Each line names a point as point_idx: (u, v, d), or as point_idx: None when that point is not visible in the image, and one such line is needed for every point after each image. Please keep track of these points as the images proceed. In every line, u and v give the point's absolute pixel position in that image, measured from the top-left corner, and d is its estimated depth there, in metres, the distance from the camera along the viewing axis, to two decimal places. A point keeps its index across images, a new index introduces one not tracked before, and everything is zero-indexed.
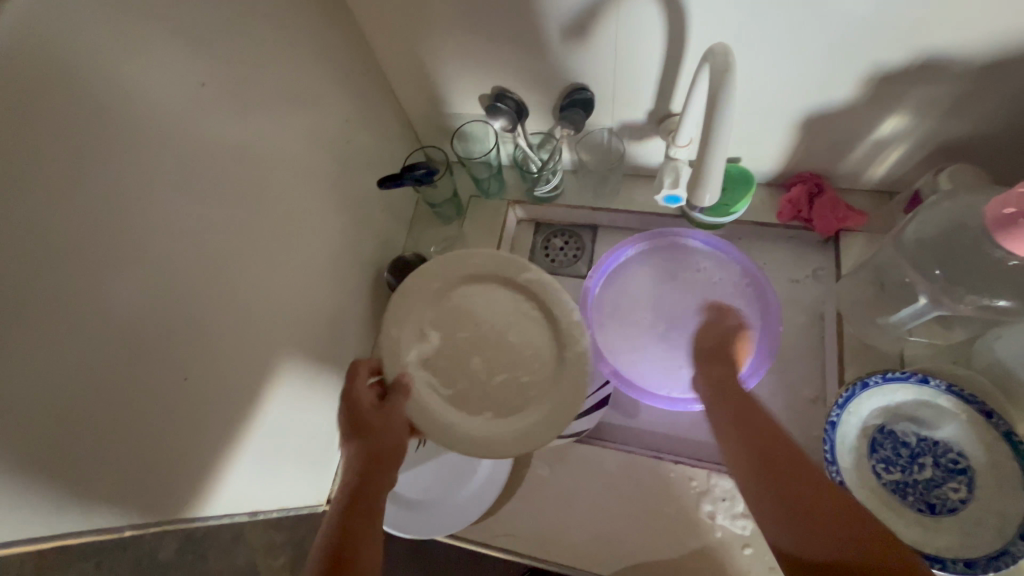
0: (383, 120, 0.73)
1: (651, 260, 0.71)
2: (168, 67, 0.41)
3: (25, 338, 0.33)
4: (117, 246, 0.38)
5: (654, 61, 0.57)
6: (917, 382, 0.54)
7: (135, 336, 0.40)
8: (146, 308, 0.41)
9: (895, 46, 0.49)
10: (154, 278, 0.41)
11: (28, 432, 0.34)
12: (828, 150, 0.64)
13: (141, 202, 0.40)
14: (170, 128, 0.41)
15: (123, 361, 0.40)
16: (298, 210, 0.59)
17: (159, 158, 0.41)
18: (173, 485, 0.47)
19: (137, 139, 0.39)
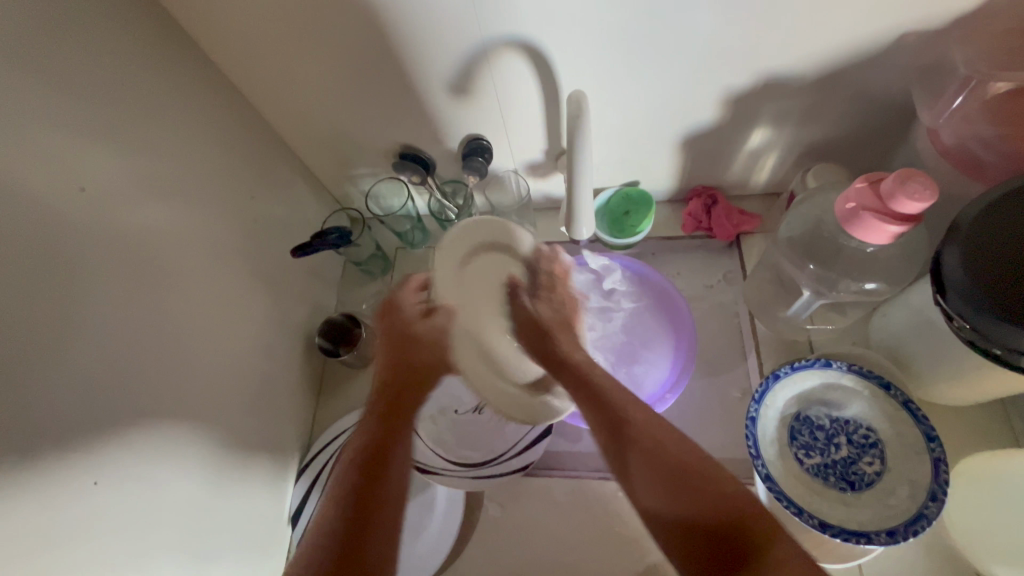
0: (294, 188, 0.75)
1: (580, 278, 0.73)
2: (45, 178, 0.42)
3: None
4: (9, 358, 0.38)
5: (536, 106, 0.61)
6: (822, 367, 0.58)
7: (36, 446, 0.40)
8: (49, 415, 0.41)
9: (738, 72, 0.55)
10: (45, 389, 0.40)
11: None
12: (711, 165, 0.70)
13: (33, 310, 0.40)
14: (56, 235, 0.42)
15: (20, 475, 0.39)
16: (213, 290, 0.59)
17: (45, 268, 0.41)
18: None
19: (21, 250, 0.39)
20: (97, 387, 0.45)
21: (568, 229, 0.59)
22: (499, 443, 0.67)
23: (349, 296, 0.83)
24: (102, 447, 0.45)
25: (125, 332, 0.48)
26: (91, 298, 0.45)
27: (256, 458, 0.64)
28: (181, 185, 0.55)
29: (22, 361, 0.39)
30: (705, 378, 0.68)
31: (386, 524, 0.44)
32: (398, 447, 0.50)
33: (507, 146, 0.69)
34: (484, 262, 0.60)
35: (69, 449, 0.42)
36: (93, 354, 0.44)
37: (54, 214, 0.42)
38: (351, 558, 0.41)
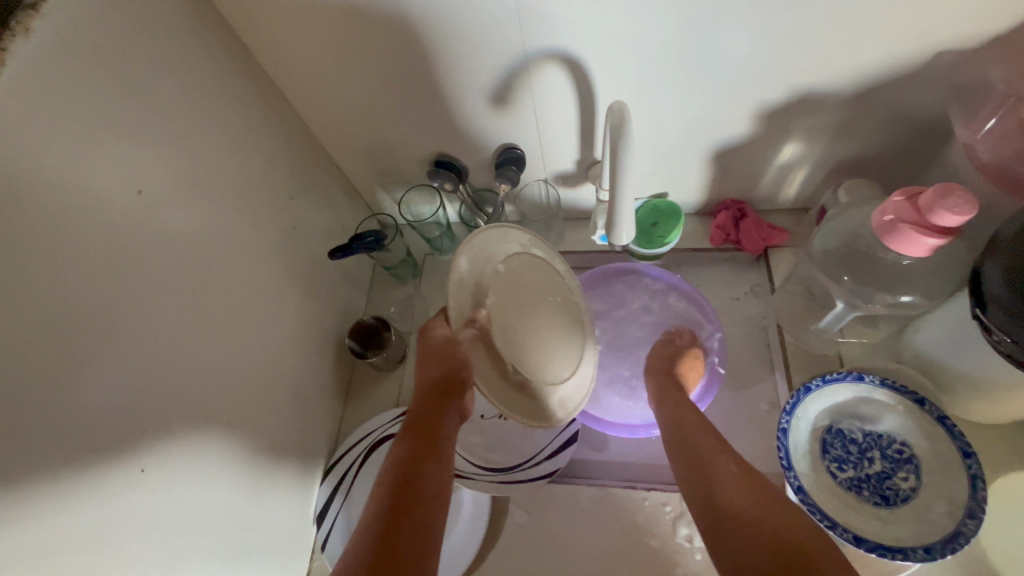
0: (330, 193, 0.77)
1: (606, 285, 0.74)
2: (106, 177, 0.44)
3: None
4: (66, 343, 0.40)
5: (572, 117, 0.63)
6: (854, 380, 0.58)
7: (85, 429, 0.41)
8: (98, 399, 0.42)
9: (770, 88, 0.56)
10: (95, 375, 0.42)
11: None
12: (741, 179, 0.71)
13: (90, 299, 0.42)
14: (114, 229, 0.44)
15: (69, 457, 0.40)
16: (253, 290, 0.61)
17: (104, 261, 0.43)
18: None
19: (82, 241, 0.41)
20: (142, 378, 0.46)
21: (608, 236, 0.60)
22: (525, 448, 0.68)
23: (379, 300, 0.84)
24: (145, 436, 0.47)
25: (170, 326, 0.50)
26: (142, 291, 0.47)
27: (285, 455, 0.65)
28: (228, 187, 0.58)
29: (75, 349, 0.41)
30: (734, 389, 0.68)
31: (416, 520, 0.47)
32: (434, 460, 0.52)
33: (540, 157, 0.70)
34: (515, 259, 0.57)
35: (113, 436, 0.44)
36: (141, 345, 0.46)
37: (113, 210, 0.44)
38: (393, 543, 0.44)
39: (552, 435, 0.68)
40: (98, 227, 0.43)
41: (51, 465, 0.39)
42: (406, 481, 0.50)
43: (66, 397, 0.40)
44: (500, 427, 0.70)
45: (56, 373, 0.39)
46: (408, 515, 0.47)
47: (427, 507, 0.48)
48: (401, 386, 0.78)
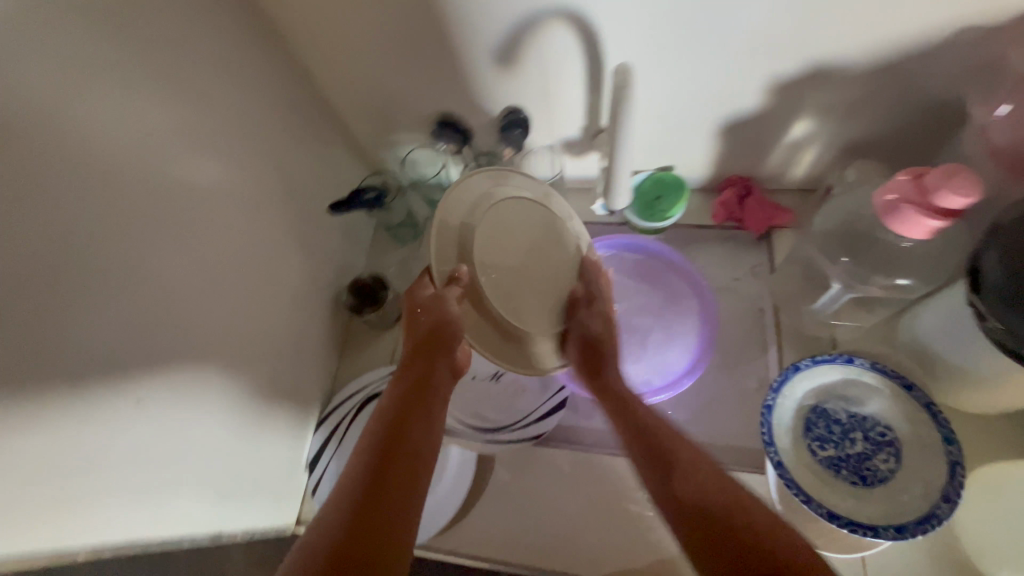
0: (333, 149, 0.76)
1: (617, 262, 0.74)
2: (110, 112, 0.44)
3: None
4: (67, 276, 0.40)
5: (578, 80, 0.61)
6: (844, 362, 0.58)
7: (85, 362, 0.42)
8: (94, 332, 0.43)
9: (787, 58, 0.54)
10: (96, 310, 0.43)
11: None
12: (748, 154, 0.70)
13: (93, 236, 0.42)
14: (119, 168, 0.44)
15: (66, 388, 0.41)
16: (253, 238, 0.61)
17: (103, 194, 0.43)
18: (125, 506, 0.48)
19: (84, 174, 0.41)
20: (139, 316, 0.47)
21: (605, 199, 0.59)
22: (511, 410, 0.69)
23: (377, 259, 0.85)
24: (144, 372, 0.48)
25: (170, 267, 0.50)
26: (144, 230, 0.47)
27: (279, 404, 0.67)
28: (230, 133, 0.57)
29: (75, 282, 0.41)
30: (724, 367, 0.68)
31: (401, 476, 0.45)
32: (424, 418, 0.51)
33: (546, 121, 0.69)
34: (507, 201, 0.54)
35: (107, 369, 0.44)
36: (141, 283, 0.47)
37: (115, 146, 0.44)
38: (383, 497, 0.43)
39: (538, 400, 0.69)
40: (103, 162, 0.43)
41: (50, 391, 0.40)
42: (390, 440, 0.48)
43: (67, 329, 0.40)
44: (488, 388, 0.71)
45: (55, 303, 0.39)
46: (388, 471, 0.45)
47: (411, 464, 0.46)
48: (396, 345, 0.79)
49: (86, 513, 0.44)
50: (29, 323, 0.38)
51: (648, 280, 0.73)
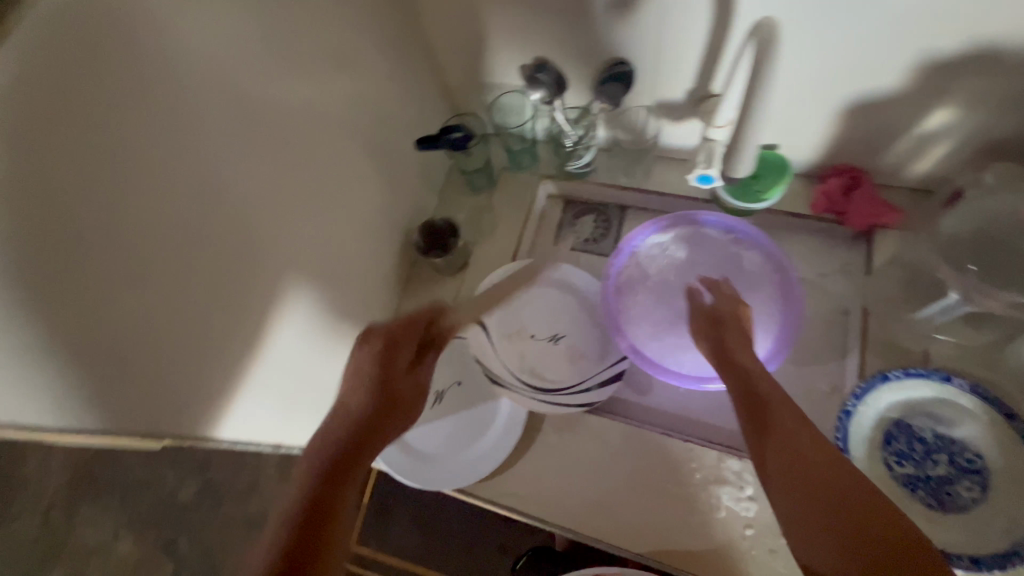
0: (423, 84, 0.74)
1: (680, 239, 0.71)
2: (231, 11, 0.42)
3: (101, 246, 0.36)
4: (177, 173, 0.40)
5: (699, 35, 0.57)
6: (939, 380, 0.54)
7: (189, 259, 0.43)
8: (198, 232, 0.43)
9: (949, 31, 0.48)
10: (202, 211, 0.43)
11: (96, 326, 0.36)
12: (869, 141, 0.63)
13: (205, 137, 0.42)
14: (233, 72, 0.44)
15: (172, 282, 0.42)
16: (342, 163, 0.61)
17: (219, 94, 0.43)
18: (216, 403, 0.49)
19: (202, 71, 0.41)
20: (239, 222, 0.47)
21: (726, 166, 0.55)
22: (568, 373, 0.68)
23: (450, 204, 0.83)
24: (241, 279, 0.48)
25: (269, 179, 0.50)
26: (251, 138, 0.47)
27: (346, 332, 0.68)
28: (334, 52, 0.55)
29: (185, 182, 0.41)
30: (798, 365, 0.65)
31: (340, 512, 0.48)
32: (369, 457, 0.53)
33: (651, 79, 0.65)
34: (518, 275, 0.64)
35: (211, 270, 0.45)
36: (243, 191, 0.47)
37: (233, 47, 0.43)
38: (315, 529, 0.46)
39: (597, 367, 0.68)
40: (222, 63, 0.42)
41: (160, 282, 0.41)
42: (338, 468, 0.51)
43: (175, 225, 0.41)
44: (546, 349, 0.71)
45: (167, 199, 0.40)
46: (331, 501, 0.48)
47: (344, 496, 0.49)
48: (459, 293, 0.78)
49: (191, 408, 0.46)
50: (148, 210, 0.39)
51: (720, 260, 0.70)
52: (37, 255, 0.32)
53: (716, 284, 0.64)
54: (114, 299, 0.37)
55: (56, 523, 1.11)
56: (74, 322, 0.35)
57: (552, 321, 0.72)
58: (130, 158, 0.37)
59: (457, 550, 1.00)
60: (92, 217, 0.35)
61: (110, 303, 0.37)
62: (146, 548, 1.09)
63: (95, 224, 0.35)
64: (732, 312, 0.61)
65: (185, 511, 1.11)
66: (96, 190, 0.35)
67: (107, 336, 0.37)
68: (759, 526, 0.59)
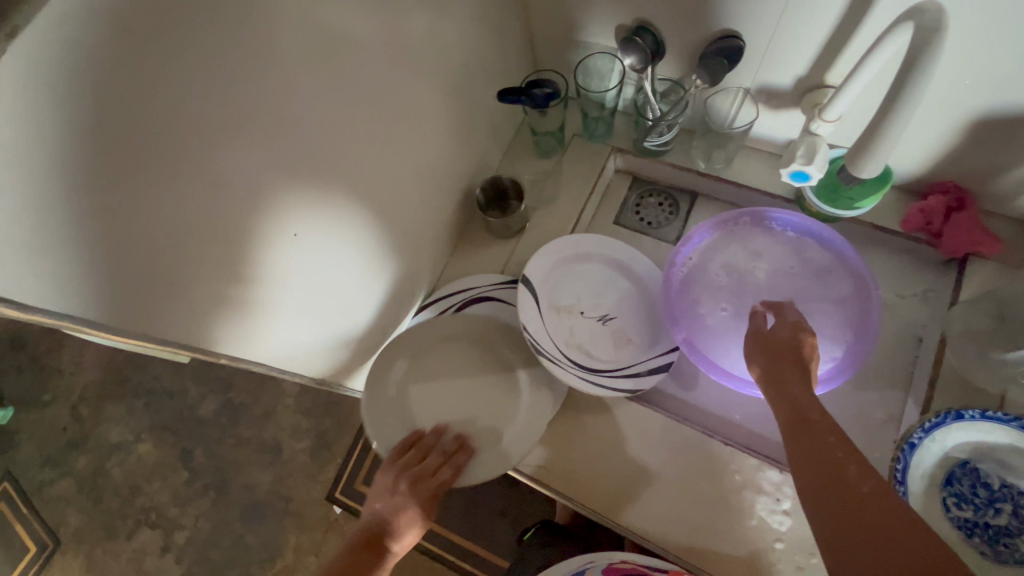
0: (509, 33, 0.69)
1: (753, 239, 0.67)
2: None
3: (193, 156, 0.35)
4: (271, 90, 0.39)
5: (829, 17, 0.51)
6: (1019, 428, 0.50)
7: (267, 182, 0.41)
8: (280, 155, 0.41)
9: None
10: (288, 134, 0.41)
11: (174, 236, 0.36)
12: (988, 160, 0.58)
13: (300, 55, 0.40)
14: None
15: (250, 204, 0.41)
16: (420, 103, 0.58)
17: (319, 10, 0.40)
18: (268, 328, 0.50)
19: None
20: (319, 150, 0.45)
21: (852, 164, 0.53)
22: (614, 357, 0.67)
23: (513, 164, 0.80)
24: (312, 210, 0.47)
25: (351, 110, 0.47)
26: (342, 63, 0.44)
27: (393, 277, 0.66)
28: None
29: (277, 100, 0.39)
30: (857, 386, 0.62)
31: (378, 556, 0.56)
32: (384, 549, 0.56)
33: (759, 60, 0.59)
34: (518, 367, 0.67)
35: (288, 197, 0.44)
36: (326, 119, 0.45)
37: None
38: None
39: (643, 356, 0.67)
40: None
41: (241, 202, 0.40)
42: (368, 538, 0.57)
43: (260, 145, 0.39)
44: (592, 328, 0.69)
45: (258, 117, 0.38)
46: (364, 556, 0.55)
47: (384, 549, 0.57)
48: (510, 257, 0.76)
49: (234, 326, 0.45)
50: (234, 119, 0.37)
51: (791, 269, 0.66)
52: (124, 149, 0.31)
53: (780, 307, 0.58)
54: (185, 206, 0.36)
55: (81, 415, 1.15)
56: (144, 225, 0.34)
57: (601, 301, 0.70)
58: (226, 59, 0.34)
59: (459, 505, 1.02)
60: (190, 125, 0.34)
61: (183, 211, 0.36)
62: (162, 454, 1.12)
63: (191, 133, 0.34)
64: (794, 341, 0.54)
65: (203, 425, 1.13)
66: (187, 86, 0.33)
67: (168, 241, 0.36)
68: (789, 541, 0.57)
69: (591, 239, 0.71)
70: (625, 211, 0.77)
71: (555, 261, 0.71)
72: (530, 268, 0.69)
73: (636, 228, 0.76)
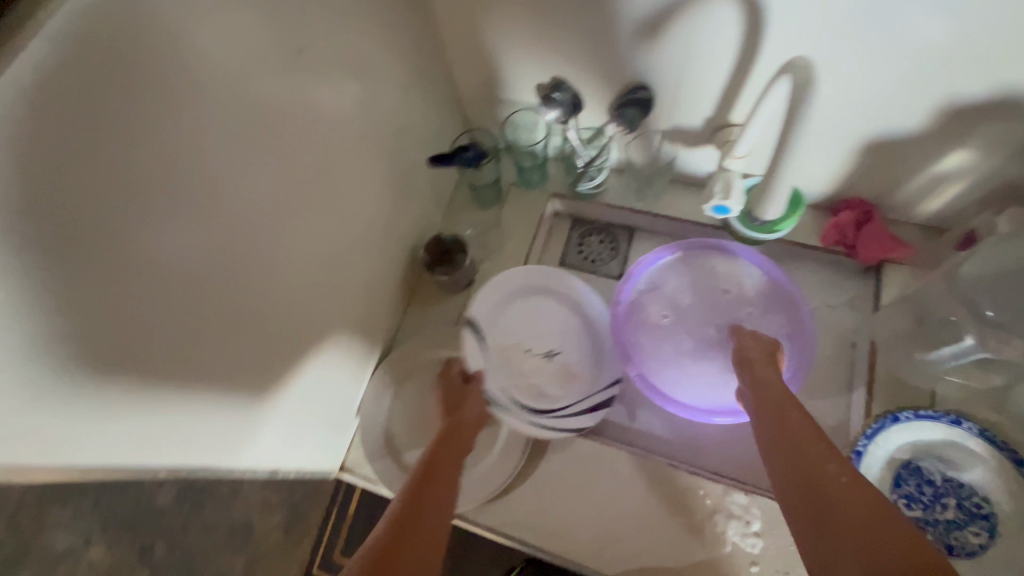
0: (437, 96, 0.71)
1: (699, 268, 0.70)
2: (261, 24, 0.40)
3: (123, 283, 0.33)
4: (202, 203, 0.38)
5: (724, 65, 0.56)
6: (950, 423, 0.54)
7: (207, 290, 0.40)
8: (217, 262, 0.41)
9: (974, 78, 0.49)
10: (225, 240, 0.41)
11: (101, 364, 0.34)
12: (885, 177, 0.63)
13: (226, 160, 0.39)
14: (258, 87, 0.41)
15: (194, 314, 0.40)
16: (356, 178, 0.58)
17: (246, 116, 0.40)
18: (211, 430, 0.48)
19: (228, 88, 0.38)
20: (254, 246, 0.44)
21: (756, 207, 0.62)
22: (564, 393, 0.68)
23: (457, 218, 0.82)
24: (254, 306, 0.46)
25: (287, 199, 0.47)
26: (274, 158, 0.44)
27: (347, 351, 0.65)
28: (353, 65, 0.52)
29: (214, 210, 0.39)
30: (805, 398, 0.65)
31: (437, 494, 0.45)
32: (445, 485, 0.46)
33: (670, 105, 0.64)
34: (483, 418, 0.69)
35: (230, 299, 0.43)
36: (259, 215, 0.44)
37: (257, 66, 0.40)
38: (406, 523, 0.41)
39: (591, 390, 0.68)
40: (243, 78, 0.39)
41: (179, 316, 0.38)
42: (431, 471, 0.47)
43: (200, 254, 0.39)
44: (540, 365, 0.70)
45: (195, 230, 0.38)
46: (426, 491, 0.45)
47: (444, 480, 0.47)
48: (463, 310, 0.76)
49: (172, 431, 0.44)
50: (165, 234, 0.36)
51: (733, 292, 0.69)
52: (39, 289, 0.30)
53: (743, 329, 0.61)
54: (116, 331, 0.34)
55: None
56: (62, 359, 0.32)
57: (547, 337, 0.71)
58: (153, 179, 0.34)
59: None
60: (117, 254, 0.33)
61: (112, 337, 0.34)
62: None
63: (118, 261, 0.33)
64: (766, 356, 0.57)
65: None
66: (111, 215, 0.32)
67: (95, 370, 0.34)
68: (764, 562, 0.58)
69: (539, 272, 0.72)
70: (569, 250, 0.79)
71: (497, 300, 0.71)
72: (474, 311, 0.70)
73: (582, 267, 0.77)
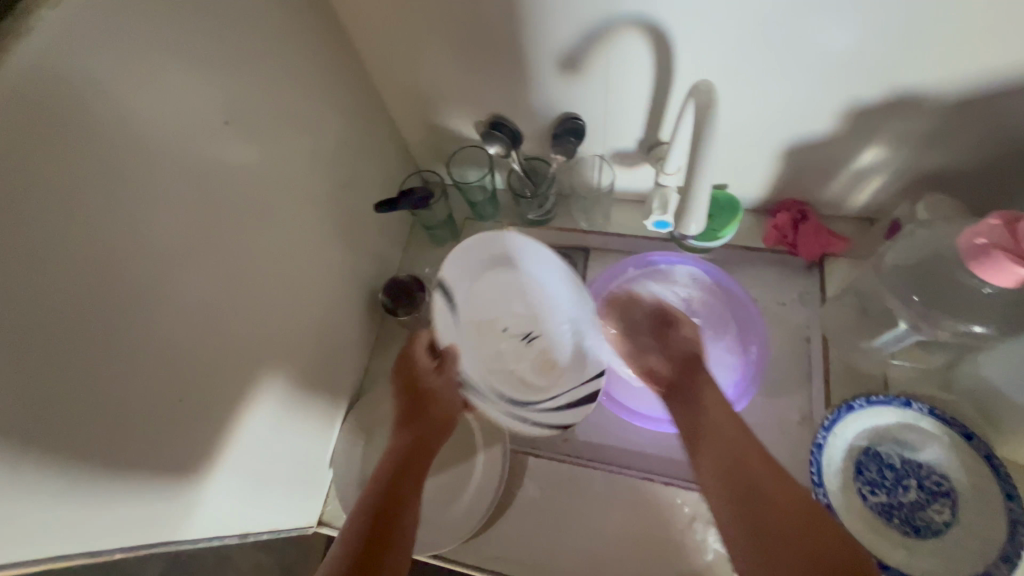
0: (381, 144, 0.73)
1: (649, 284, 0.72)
2: (191, 101, 0.41)
3: (57, 374, 0.33)
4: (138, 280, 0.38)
5: (644, 91, 0.59)
6: (901, 405, 0.56)
7: (151, 366, 0.40)
8: (160, 335, 0.41)
9: (872, 84, 0.52)
10: (166, 313, 0.41)
11: (46, 457, 0.34)
12: (812, 178, 0.67)
13: (162, 235, 0.40)
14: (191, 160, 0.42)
15: (138, 391, 0.39)
16: (303, 232, 0.59)
17: (179, 190, 0.41)
18: (177, 504, 0.46)
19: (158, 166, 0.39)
20: (201, 313, 0.45)
21: (677, 224, 0.61)
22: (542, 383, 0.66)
23: (414, 257, 0.83)
24: (206, 373, 0.46)
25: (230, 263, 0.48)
26: (214, 226, 0.45)
27: (312, 403, 0.65)
28: (290, 126, 0.54)
29: (150, 286, 0.39)
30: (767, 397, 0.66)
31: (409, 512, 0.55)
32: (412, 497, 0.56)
33: (603, 131, 0.67)
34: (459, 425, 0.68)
35: (176, 372, 0.43)
36: (202, 283, 0.44)
37: (189, 141, 0.41)
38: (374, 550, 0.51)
39: (573, 382, 0.66)
40: (173, 154, 0.40)
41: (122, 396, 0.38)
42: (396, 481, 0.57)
43: (142, 330, 0.39)
44: (515, 346, 0.67)
45: (134, 307, 0.38)
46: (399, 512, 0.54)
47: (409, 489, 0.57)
48: None
49: (151, 513, 0.44)
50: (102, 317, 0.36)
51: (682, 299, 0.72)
52: None
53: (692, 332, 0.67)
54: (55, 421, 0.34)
55: None
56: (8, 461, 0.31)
57: (524, 317, 0.67)
58: (82, 265, 0.34)
59: None
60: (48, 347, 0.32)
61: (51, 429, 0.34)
62: None
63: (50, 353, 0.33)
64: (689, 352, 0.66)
65: None
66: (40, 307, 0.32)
67: (41, 464, 0.33)
68: None
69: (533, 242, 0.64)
70: None
71: (474, 272, 0.65)
72: (444, 273, 0.62)
73: None
